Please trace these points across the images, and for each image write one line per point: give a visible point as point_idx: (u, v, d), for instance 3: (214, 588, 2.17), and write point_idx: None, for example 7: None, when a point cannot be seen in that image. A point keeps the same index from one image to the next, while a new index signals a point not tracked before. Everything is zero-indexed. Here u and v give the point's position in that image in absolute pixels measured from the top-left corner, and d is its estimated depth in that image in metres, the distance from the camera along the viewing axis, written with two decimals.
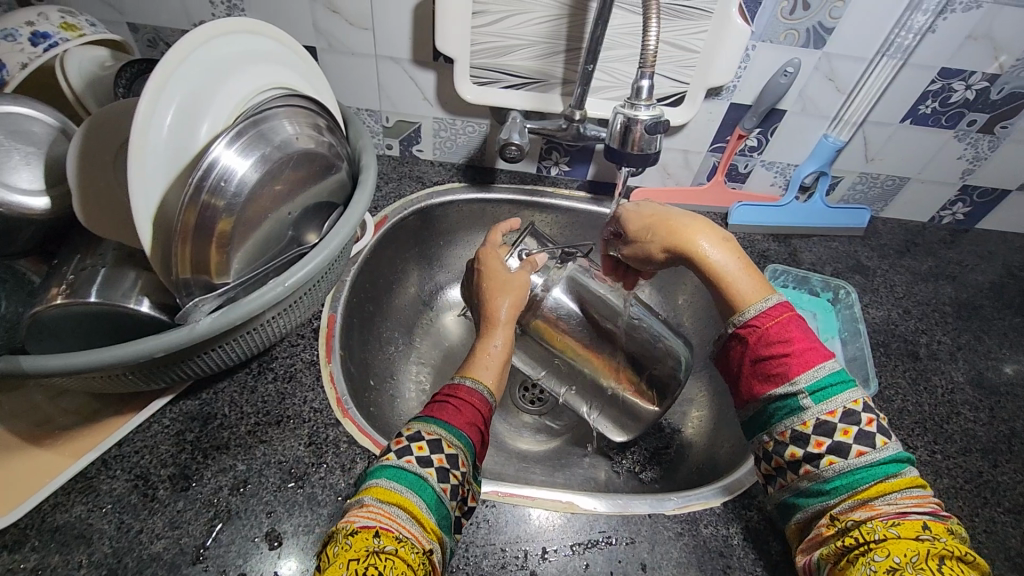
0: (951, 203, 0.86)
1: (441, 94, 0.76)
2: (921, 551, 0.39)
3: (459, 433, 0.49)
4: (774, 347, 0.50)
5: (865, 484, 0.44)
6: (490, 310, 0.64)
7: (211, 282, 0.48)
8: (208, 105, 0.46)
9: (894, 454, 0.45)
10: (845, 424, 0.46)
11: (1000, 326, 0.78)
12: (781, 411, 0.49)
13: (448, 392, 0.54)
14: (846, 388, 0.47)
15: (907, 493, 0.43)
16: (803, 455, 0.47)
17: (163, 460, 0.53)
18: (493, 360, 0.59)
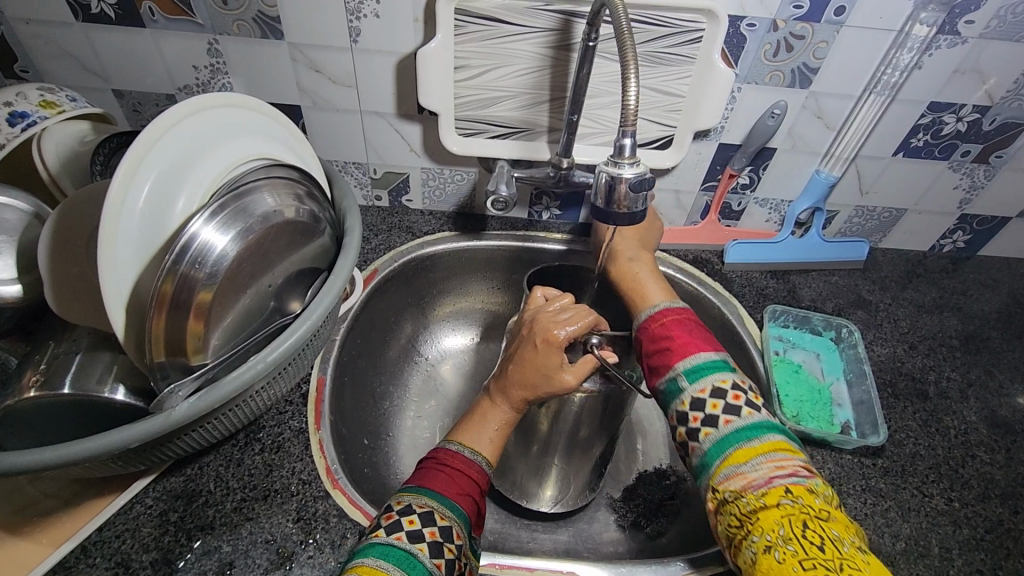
0: (951, 232, 0.84)
1: (428, 146, 0.76)
2: (787, 521, 0.41)
3: (453, 505, 0.47)
4: (660, 340, 0.55)
5: (732, 448, 0.46)
6: (509, 386, 0.54)
7: (190, 362, 0.46)
8: (184, 183, 0.45)
9: (759, 421, 0.47)
10: (713, 399, 0.49)
11: (1010, 358, 0.75)
12: (668, 396, 0.52)
13: (445, 458, 0.51)
14: (718, 369, 0.51)
15: (767, 457, 0.45)
16: (687, 434, 0.50)
17: (145, 544, 0.51)
18: (496, 434, 0.54)
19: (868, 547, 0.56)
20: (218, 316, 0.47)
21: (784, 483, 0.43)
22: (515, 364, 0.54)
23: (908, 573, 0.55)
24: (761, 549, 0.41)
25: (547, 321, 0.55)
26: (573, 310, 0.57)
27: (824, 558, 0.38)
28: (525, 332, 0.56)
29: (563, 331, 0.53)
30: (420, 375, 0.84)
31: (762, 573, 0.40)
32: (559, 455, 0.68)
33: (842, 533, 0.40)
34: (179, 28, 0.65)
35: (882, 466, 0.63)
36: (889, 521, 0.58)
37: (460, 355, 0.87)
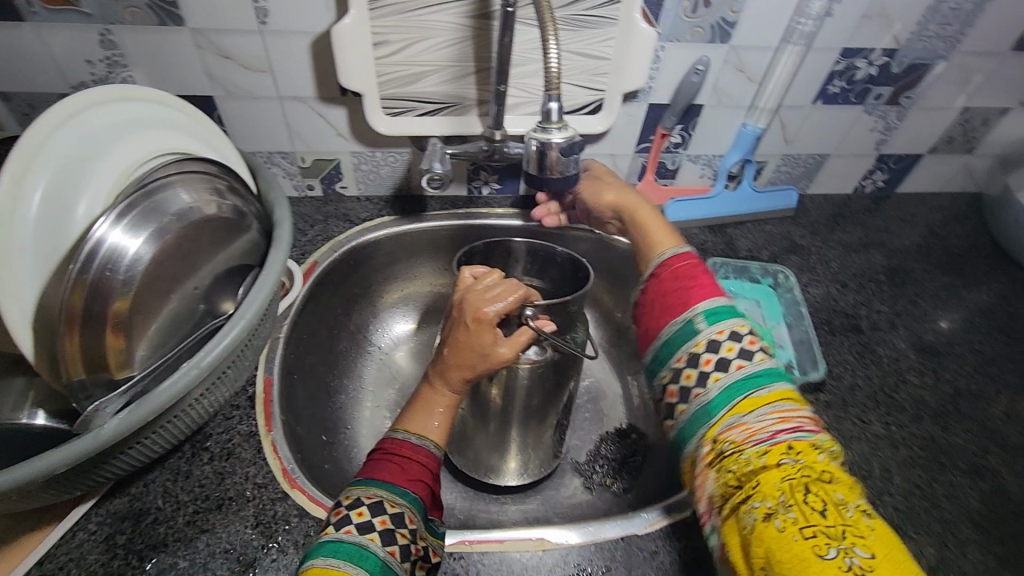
0: (871, 173, 0.89)
1: (355, 128, 0.73)
2: (789, 487, 0.38)
3: (403, 491, 0.46)
4: (681, 283, 0.54)
5: (737, 399, 0.45)
6: (450, 370, 0.53)
7: (114, 377, 0.44)
8: (84, 185, 0.42)
9: (766, 368, 0.46)
10: (729, 341, 0.48)
11: (931, 286, 0.80)
12: (682, 334, 0.50)
13: (392, 445, 0.50)
14: (735, 314, 0.50)
15: (772, 408, 0.43)
16: (696, 380, 0.48)
17: (93, 571, 0.48)
18: (443, 417, 0.53)
19: None
20: (142, 324, 0.44)
21: (788, 441, 0.41)
22: (451, 347, 0.53)
23: None
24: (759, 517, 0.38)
25: (474, 299, 0.55)
26: (500, 283, 0.56)
27: (828, 528, 0.36)
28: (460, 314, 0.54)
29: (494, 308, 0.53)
30: (374, 365, 0.82)
31: (760, 543, 0.37)
32: (520, 428, 0.68)
33: (847, 496, 0.38)
34: (64, 20, 0.59)
35: (824, 401, 0.66)
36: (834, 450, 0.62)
37: (413, 340, 0.86)
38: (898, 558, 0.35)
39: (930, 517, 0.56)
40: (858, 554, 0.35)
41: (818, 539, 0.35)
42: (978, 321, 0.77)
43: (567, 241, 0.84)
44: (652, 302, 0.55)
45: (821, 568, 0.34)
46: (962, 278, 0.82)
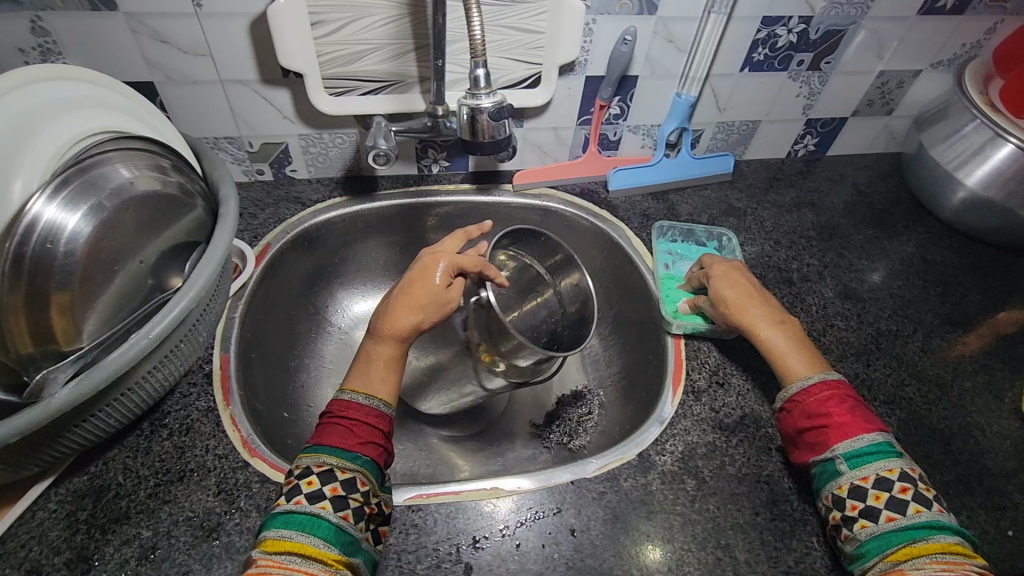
0: (801, 137, 0.94)
1: (300, 110, 0.74)
2: None
3: (353, 456, 0.49)
4: (816, 419, 0.55)
5: (894, 546, 0.47)
6: (398, 319, 0.58)
7: (62, 351, 0.45)
8: (20, 162, 0.43)
9: (932, 521, 0.47)
10: (876, 490, 0.50)
11: (857, 240, 0.86)
12: (823, 474, 0.53)
13: (339, 409, 0.52)
14: (885, 456, 0.51)
15: (933, 558, 0.45)
16: (861, 515, 0.50)
17: (56, 546, 0.49)
18: (385, 372, 0.56)
19: (751, 416, 0.64)
20: (87, 299, 0.45)
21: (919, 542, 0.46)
22: (405, 296, 0.59)
23: None
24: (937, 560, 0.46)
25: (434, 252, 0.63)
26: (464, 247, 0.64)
27: None
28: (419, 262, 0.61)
29: (454, 258, 0.60)
30: (334, 343, 0.84)
31: None
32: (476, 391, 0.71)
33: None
34: None
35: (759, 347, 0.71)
36: (768, 391, 0.66)
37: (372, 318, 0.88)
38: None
39: None
40: None
41: None
42: (899, 269, 0.83)
43: (517, 213, 0.87)
44: (789, 436, 0.57)
45: None
46: (885, 231, 0.88)
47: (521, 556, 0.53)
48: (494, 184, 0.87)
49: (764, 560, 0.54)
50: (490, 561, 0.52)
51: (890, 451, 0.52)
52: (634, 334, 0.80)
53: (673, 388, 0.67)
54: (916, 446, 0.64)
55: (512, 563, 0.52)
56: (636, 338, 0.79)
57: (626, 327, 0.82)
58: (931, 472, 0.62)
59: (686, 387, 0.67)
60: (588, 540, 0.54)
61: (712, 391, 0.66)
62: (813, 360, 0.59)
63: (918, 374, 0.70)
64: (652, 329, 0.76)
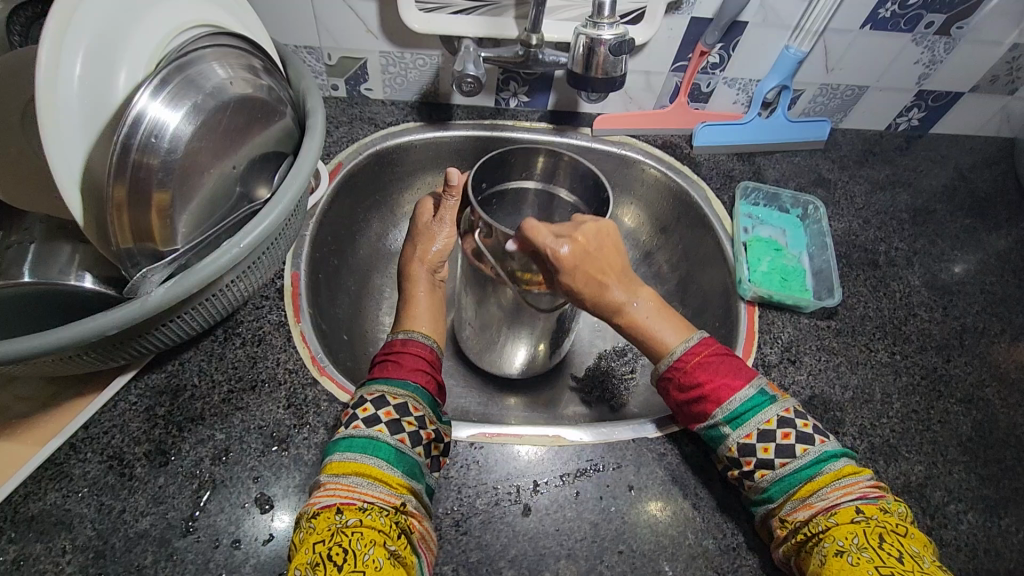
0: (907, 109, 0.87)
1: (386, 25, 0.70)
2: (860, 532, 0.43)
3: (403, 381, 0.52)
4: (690, 390, 0.54)
5: (799, 485, 0.48)
6: (415, 265, 0.66)
7: (160, 249, 0.45)
8: (122, 51, 0.41)
9: (830, 458, 0.49)
10: (762, 444, 0.50)
11: (952, 228, 0.81)
12: (712, 439, 0.53)
13: (386, 348, 0.57)
14: (761, 408, 0.52)
15: (834, 486, 0.47)
16: (739, 449, 0.51)
17: (136, 437, 0.51)
18: (426, 311, 0.62)
19: (820, 397, 0.62)
20: (183, 201, 0.45)
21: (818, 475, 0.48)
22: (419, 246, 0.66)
23: (854, 416, 0.62)
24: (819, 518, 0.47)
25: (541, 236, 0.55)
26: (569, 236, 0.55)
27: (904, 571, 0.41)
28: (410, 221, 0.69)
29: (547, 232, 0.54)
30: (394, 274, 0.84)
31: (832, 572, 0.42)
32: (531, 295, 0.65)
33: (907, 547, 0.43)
34: None
35: (835, 327, 0.68)
36: (802, 359, 0.65)
37: None
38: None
39: (921, 437, 0.61)
40: None
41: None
42: (993, 264, 0.78)
43: (592, 159, 0.83)
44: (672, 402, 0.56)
45: None
46: (983, 222, 0.82)
47: (578, 504, 0.53)
48: (573, 127, 0.82)
49: None
50: (547, 505, 0.53)
51: (764, 402, 0.52)
52: (701, 298, 0.77)
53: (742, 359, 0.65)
54: (989, 449, 0.62)
55: (569, 511, 0.53)
56: (702, 303, 0.77)
57: (692, 292, 0.79)
58: (1000, 477, 0.60)
59: (756, 359, 0.65)
60: (645, 498, 0.54)
61: (783, 366, 0.64)
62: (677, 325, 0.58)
63: (1001, 376, 0.67)
64: (721, 296, 0.74)
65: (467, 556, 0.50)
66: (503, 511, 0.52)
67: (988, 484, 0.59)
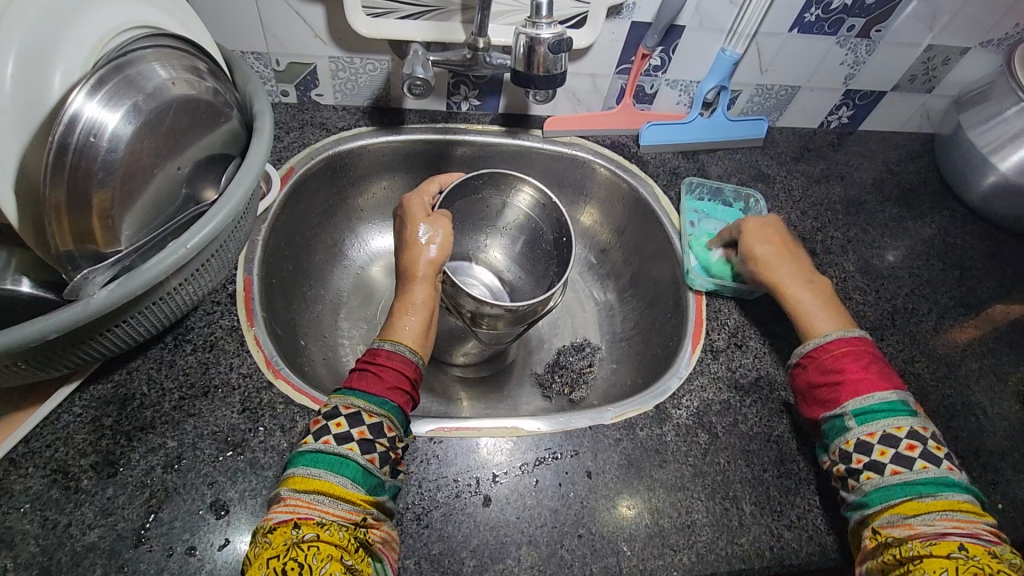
0: (837, 108, 0.92)
1: (334, 30, 0.71)
2: (954, 569, 0.43)
3: (380, 401, 0.49)
4: (830, 375, 0.55)
5: (898, 499, 0.49)
6: (416, 261, 0.61)
7: (100, 251, 0.44)
8: (57, 50, 0.40)
9: (901, 408, 0.53)
10: (882, 446, 0.51)
11: (881, 217, 0.86)
12: (832, 430, 0.54)
13: (369, 356, 0.53)
14: (893, 415, 0.52)
15: (942, 514, 0.46)
16: (854, 444, 0.52)
17: (81, 449, 0.50)
18: (418, 317, 0.58)
19: (766, 378, 0.65)
20: (125, 202, 0.44)
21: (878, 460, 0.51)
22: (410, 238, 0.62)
23: None
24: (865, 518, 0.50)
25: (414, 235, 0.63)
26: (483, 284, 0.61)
27: None
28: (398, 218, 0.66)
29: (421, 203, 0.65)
30: (351, 278, 0.84)
31: None
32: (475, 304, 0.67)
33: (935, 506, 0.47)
34: None
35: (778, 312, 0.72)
36: (749, 342, 0.68)
37: (388, 255, 0.87)
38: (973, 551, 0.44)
39: None
40: None
41: None
42: (919, 250, 0.83)
43: (544, 160, 0.85)
44: (802, 391, 0.58)
45: None
46: (909, 211, 0.88)
47: (538, 492, 0.54)
48: (524, 129, 0.84)
49: (768, 513, 0.56)
50: (508, 495, 0.54)
51: (901, 410, 0.52)
52: (653, 290, 0.80)
53: (692, 345, 0.68)
54: None
55: (529, 499, 0.54)
56: (654, 295, 0.79)
57: (645, 285, 0.82)
58: None
59: (705, 346, 0.68)
60: (603, 483, 0.56)
61: (730, 351, 0.67)
62: (842, 318, 0.61)
63: (929, 352, 0.72)
64: (670, 287, 0.77)
65: (429, 548, 0.50)
66: (463, 503, 0.53)
67: None
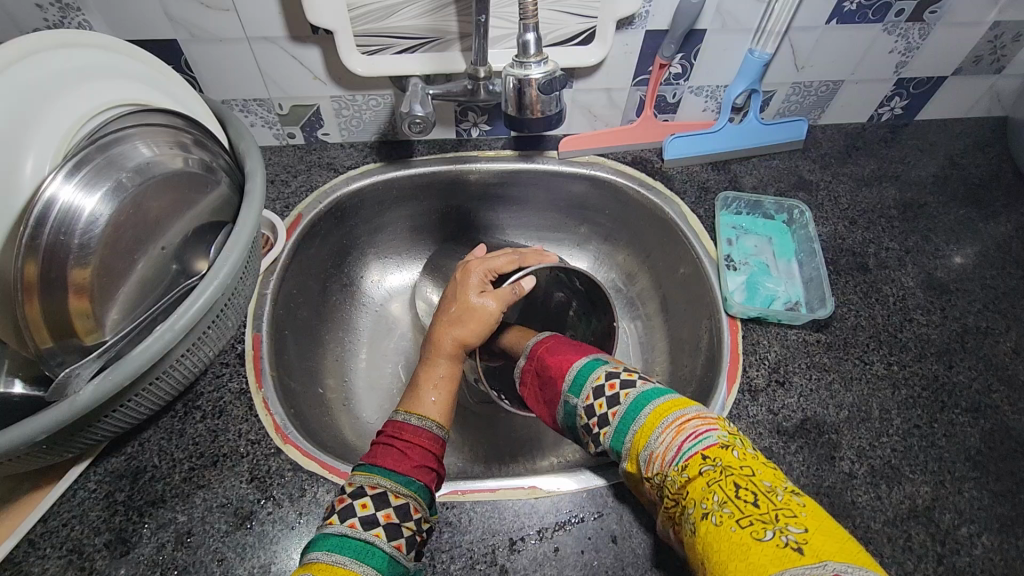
0: (888, 99, 0.83)
1: (332, 70, 0.69)
2: (712, 482, 0.39)
3: (408, 480, 0.46)
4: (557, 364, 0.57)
5: (640, 423, 0.46)
6: (445, 336, 0.59)
7: (84, 343, 0.44)
8: (26, 148, 0.40)
9: (659, 385, 0.49)
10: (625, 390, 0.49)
11: (945, 220, 0.76)
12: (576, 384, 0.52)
13: (394, 432, 0.50)
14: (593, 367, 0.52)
15: (665, 426, 0.44)
16: (607, 402, 0.49)
17: (96, 527, 0.50)
18: (437, 394, 0.55)
19: (813, 420, 0.59)
20: (107, 291, 0.44)
21: (699, 451, 0.42)
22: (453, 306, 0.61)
23: (851, 437, 0.58)
24: (700, 519, 0.38)
25: (460, 300, 0.61)
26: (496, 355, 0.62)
27: (759, 514, 0.36)
28: (455, 278, 0.65)
29: (482, 268, 0.64)
30: (370, 316, 0.82)
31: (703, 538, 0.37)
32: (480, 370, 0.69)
33: (773, 482, 0.39)
34: None
35: (825, 341, 0.64)
36: (794, 380, 0.61)
37: (406, 291, 0.85)
38: (825, 522, 0.36)
39: (926, 455, 0.57)
40: (792, 530, 0.35)
41: (755, 525, 0.35)
42: (992, 255, 0.73)
43: (560, 183, 0.80)
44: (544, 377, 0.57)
45: (759, 552, 0.34)
46: (979, 211, 0.78)
47: (559, 562, 0.50)
48: (538, 151, 0.80)
49: None
50: (526, 566, 0.50)
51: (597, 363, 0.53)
52: (684, 318, 0.74)
53: (728, 385, 0.61)
54: (1002, 462, 0.57)
55: (549, 570, 0.50)
56: (686, 323, 0.74)
57: (677, 311, 0.76)
58: (1017, 493, 0.55)
59: (742, 385, 0.61)
60: (629, 549, 0.51)
61: (771, 390, 0.61)
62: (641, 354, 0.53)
63: (1009, 379, 0.63)
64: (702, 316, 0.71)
65: None
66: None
67: (1002, 502, 0.55)
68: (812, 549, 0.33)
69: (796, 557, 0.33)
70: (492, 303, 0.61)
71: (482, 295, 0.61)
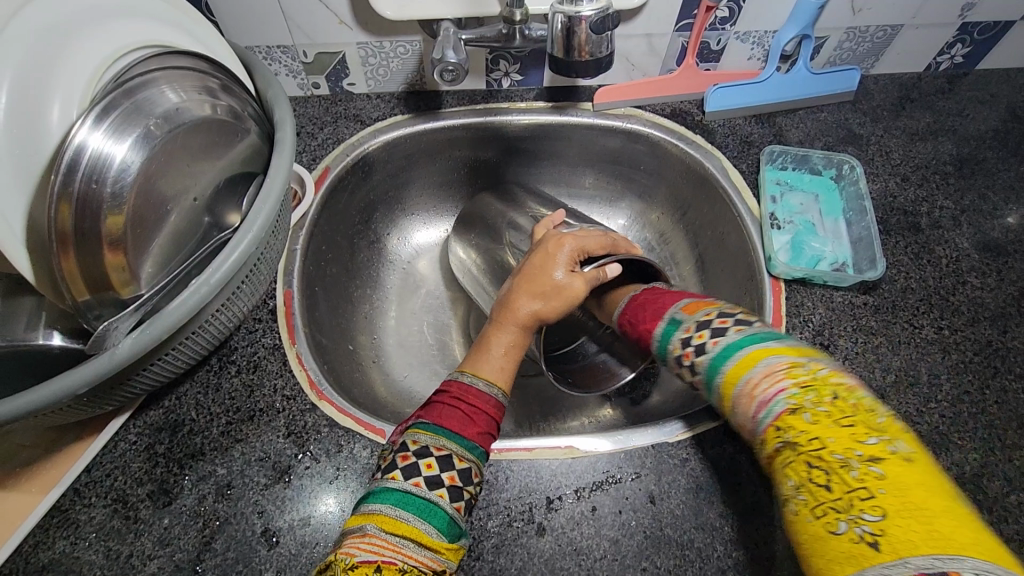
0: (949, 46, 0.77)
1: (359, 14, 0.65)
2: (791, 463, 0.35)
3: (472, 445, 0.45)
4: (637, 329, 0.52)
5: (720, 375, 0.41)
6: (519, 304, 0.54)
7: (120, 295, 0.43)
8: (52, 90, 0.39)
9: (760, 332, 0.41)
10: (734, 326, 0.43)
11: (1005, 177, 0.72)
12: (665, 337, 0.47)
13: (459, 392, 0.48)
14: (678, 324, 0.47)
15: (745, 386, 0.39)
16: (694, 350, 0.44)
17: (138, 478, 0.50)
18: (503, 360, 0.52)
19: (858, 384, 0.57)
20: (140, 244, 0.43)
21: (770, 421, 0.37)
22: (531, 275, 0.56)
23: (898, 402, 0.56)
24: (784, 500, 0.36)
25: (543, 270, 0.56)
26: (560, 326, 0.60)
27: (840, 498, 0.32)
28: (542, 244, 0.59)
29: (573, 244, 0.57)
30: (397, 274, 0.81)
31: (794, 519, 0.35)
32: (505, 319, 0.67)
33: (846, 453, 0.33)
34: None
35: (873, 304, 0.62)
36: (840, 344, 0.59)
37: (433, 249, 0.84)
38: (910, 495, 0.30)
39: (976, 422, 0.55)
40: (867, 519, 0.31)
41: (829, 515, 0.32)
42: None
43: (595, 137, 0.77)
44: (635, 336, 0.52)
45: (838, 545, 0.31)
46: None
47: (596, 521, 0.50)
48: (571, 103, 0.76)
49: None
50: (563, 524, 0.50)
51: (675, 325, 0.47)
52: (722, 280, 0.72)
53: None
54: None
55: (586, 529, 0.50)
56: (724, 283, 0.71)
57: (714, 272, 0.74)
58: None
59: None
60: (667, 509, 0.51)
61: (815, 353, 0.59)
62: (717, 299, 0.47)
63: None
64: (742, 276, 0.68)
65: None
66: (516, 533, 0.49)
67: None
68: (891, 545, 0.29)
69: (871, 556, 0.29)
70: (574, 282, 0.55)
71: (568, 274, 0.55)
